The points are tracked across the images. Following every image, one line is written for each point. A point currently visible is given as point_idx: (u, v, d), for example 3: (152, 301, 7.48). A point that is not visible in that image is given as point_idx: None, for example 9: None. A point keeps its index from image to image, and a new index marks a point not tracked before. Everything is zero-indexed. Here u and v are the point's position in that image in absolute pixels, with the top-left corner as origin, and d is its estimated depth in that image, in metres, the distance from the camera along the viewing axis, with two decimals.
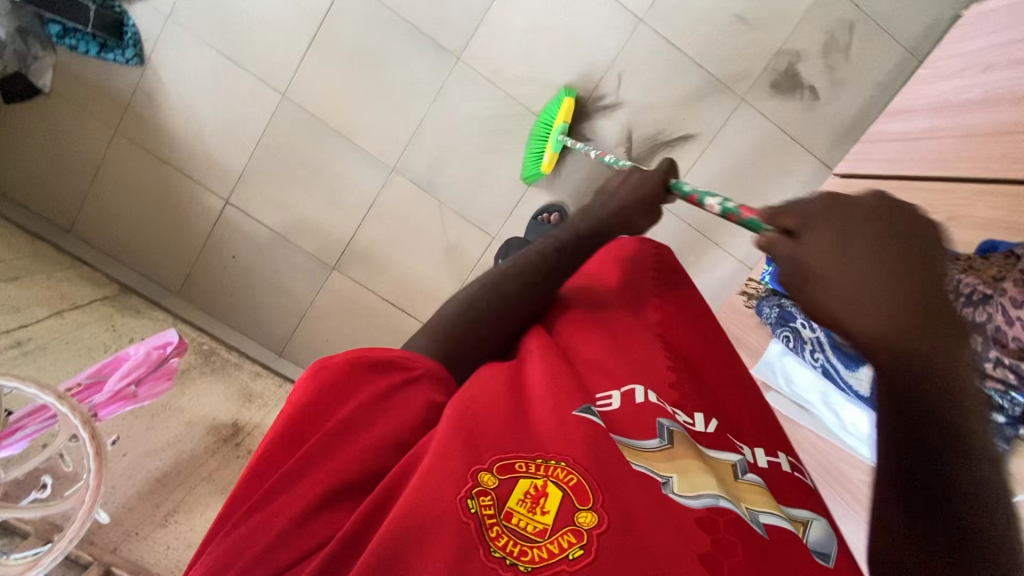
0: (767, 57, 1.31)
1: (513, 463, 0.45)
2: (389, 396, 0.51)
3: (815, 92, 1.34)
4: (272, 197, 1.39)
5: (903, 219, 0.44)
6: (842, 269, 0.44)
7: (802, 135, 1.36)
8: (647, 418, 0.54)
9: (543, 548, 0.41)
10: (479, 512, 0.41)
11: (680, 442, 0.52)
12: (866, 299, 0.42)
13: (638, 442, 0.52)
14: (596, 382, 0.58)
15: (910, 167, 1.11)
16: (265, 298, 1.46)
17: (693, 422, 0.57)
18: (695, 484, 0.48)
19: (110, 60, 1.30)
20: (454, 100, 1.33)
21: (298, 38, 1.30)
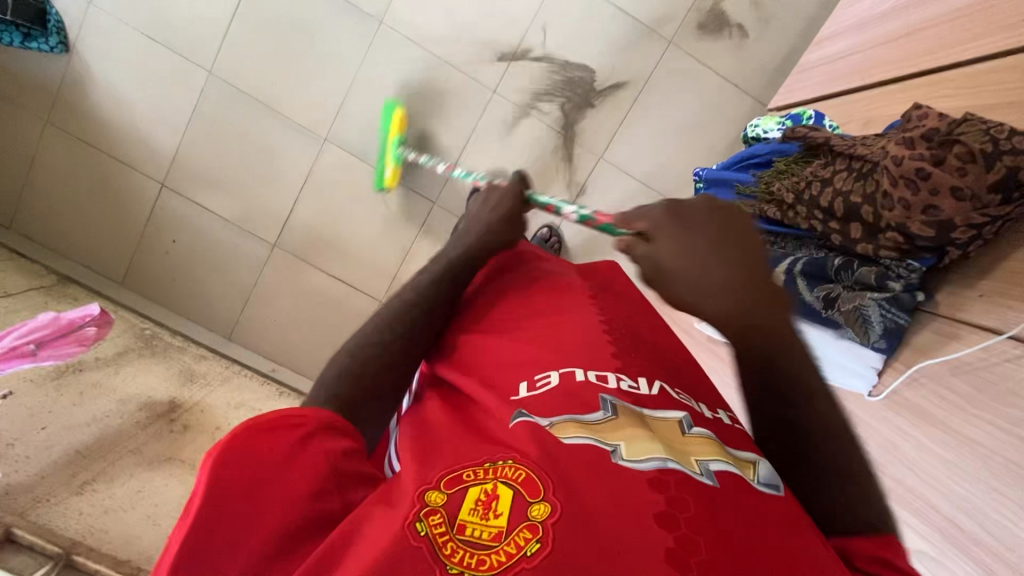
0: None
1: (460, 473, 0.37)
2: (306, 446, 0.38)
3: (742, 30, 1.32)
4: (207, 177, 1.38)
5: (728, 213, 0.48)
6: (698, 270, 0.45)
7: (734, 75, 1.34)
8: (586, 389, 0.46)
9: (500, 554, 0.33)
10: (430, 534, 0.33)
11: (625, 413, 0.44)
12: (711, 283, 0.44)
13: (581, 417, 0.43)
14: (527, 369, 0.49)
15: (835, 87, 1.10)
16: (210, 281, 1.45)
17: (638, 385, 0.48)
18: (641, 445, 0.40)
19: (34, 49, 1.29)
20: (381, 65, 1.33)
21: (220, 14, 1.30)
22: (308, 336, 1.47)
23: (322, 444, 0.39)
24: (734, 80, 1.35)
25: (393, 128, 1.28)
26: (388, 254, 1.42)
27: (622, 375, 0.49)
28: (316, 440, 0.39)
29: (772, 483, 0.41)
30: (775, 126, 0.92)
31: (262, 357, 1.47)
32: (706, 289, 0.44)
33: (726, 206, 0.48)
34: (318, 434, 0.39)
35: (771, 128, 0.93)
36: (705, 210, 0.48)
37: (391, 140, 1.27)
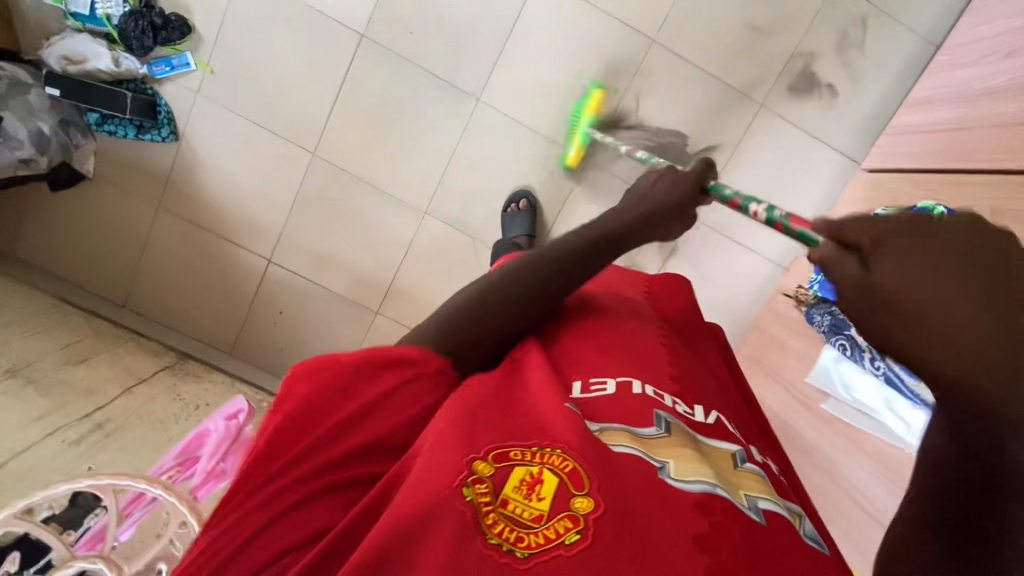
0: (782, 62, 1.32)
1: (508, 453, 0.46)
2: (403, 389, 0.51)
3: (832, 90, 1.34)
4: (310, 251, 1.43)
5: (988, 242, 0.42)
6: (943, 303, 0.40)
7: (824, 133, 1.36)
8: (642, 407, 0.54)
9: (540, 534, 0.41)
10: (475, 500, 0.42)
11: (677, 434, 0.52)
12: (950, 323, 0.39)
13: (635, 429, 0.52)
14: (591, 375, 0.59)
15: (942, 160, 1.12)
16: (313, 347, 1.51)
17: (692, 411, 0.56)
18: (690, 466, 0.48)
19: (146, 140, 1.36)
20: (479, 139, 1.36)
21: (322, 98, 1.34)
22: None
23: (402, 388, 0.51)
24: (825, 138, 1.37)
25: (590, 106, 1.32)
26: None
27: (679, 402, 0.57)
28: (413, 385, 0.52)
29: (816, 540, 0.48)
30: None
31: None
32: (928, 313, 0.41)
33: (991, 233, 0.42)
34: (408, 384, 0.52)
35: None
36: (959, 240, 0.42)
37: (585, 119, 1.31)
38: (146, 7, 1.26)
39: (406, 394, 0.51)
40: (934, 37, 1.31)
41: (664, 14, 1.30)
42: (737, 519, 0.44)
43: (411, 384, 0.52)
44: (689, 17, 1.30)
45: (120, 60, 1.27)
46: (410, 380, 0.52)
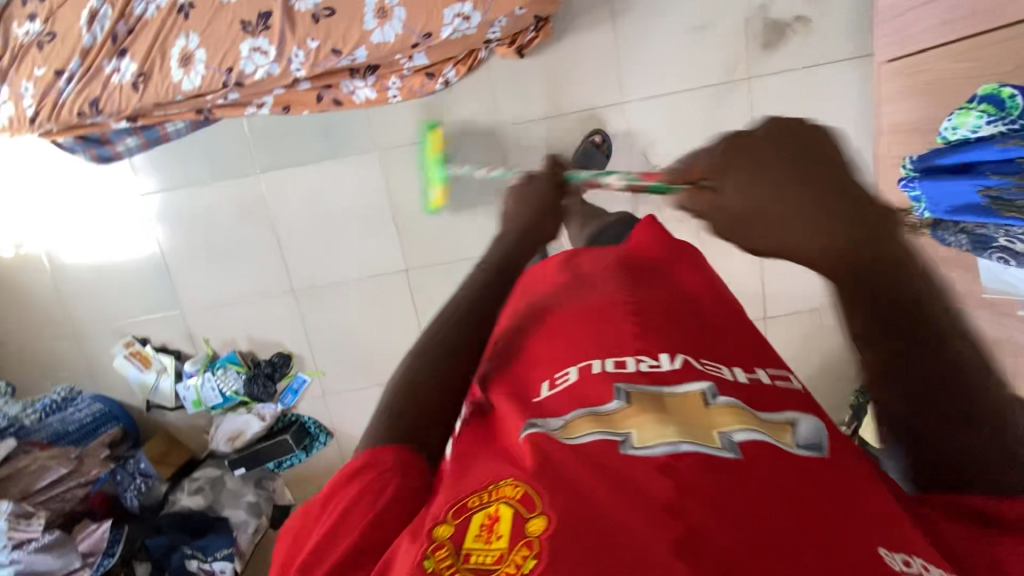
0: (740, 33, 1.31)
1: (465, 503, 0.42)
2: (374, 479, 0.48)
3: (802, 19, 1.31)
4: None
5: (790, 130, 0.54)
6: (746, 197, 0.53)
7: (822, 57, 1.33)
8: (601, 389, 0.50)
9: (506, 573, 0.36)
10: (436, 567, 0.38)
11: (639, 399, 0.48)
12: (792, 217, 0.50)
13: (597, 409, 0.48)
14: (549, 370, 0.55)
15: (978, 18, 1.04)
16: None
17: (658, 363, 0.51)
18: (657, 430, 0.44)
19: (315, 452, 1.56)
20: None
21: (409, 333, 1.49)
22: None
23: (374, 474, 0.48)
24: (826, 60, 1.33)
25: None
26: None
27: (644, 358, 0.52)
28: (382, 473, 0.48)
29: (812, 444, 0.45)
30: (978, 119, 0.92)
31: None
32: (793, 232, 0.50)
33: (795, 124, 0.54)
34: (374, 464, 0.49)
35: (976, 121, 0.93)
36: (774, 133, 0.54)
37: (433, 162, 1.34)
38: (252, 364, 1.48)
39: (365, 491, 0.47)
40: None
41: (617, 77, 1.34)
42: (727, 490, 0.39)
43: (368, 465, 0.49)
44: (639, 62, 1.33)
45: (262, 412, 1.49)
46: (370, 459, 0.49)
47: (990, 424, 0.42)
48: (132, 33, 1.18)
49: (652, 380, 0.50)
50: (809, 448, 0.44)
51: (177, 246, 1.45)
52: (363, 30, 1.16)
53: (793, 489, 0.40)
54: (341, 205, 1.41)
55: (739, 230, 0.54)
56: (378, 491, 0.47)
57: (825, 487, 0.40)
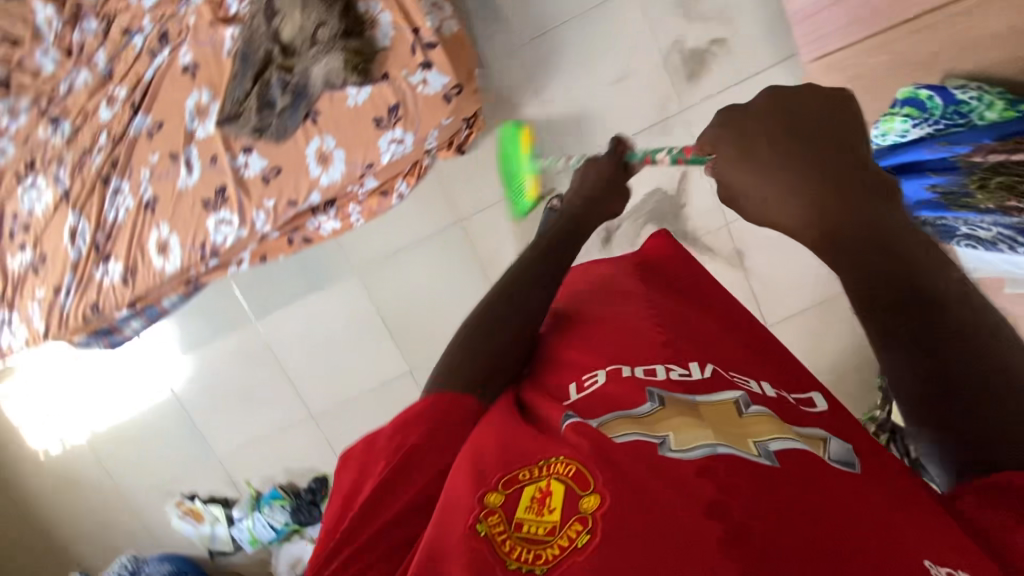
0: (663, 72, 1.34)
1: (517, 474, 0.43)
2: (438, 425, 0.51)
3: (718, 42, 1.32)
4: None
5: (787, 104, 0.58)
6: (753, 179, 0.57)
7: (749, 70, 1.34)
8: (629, 394, 0.49)
9: (554, 546, 0.38)
10: (489, 534, 0.39)
11: (674, 402, 0.47)
12: (778, 176, 0.55)
13: (631, 412, 0.47)
14: (573, 376, 0.55)
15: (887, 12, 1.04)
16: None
17: (688, 371, 0.51)
18: (692, 435, 0.43)
19: None
20: None
21: None
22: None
23: (450, 423, 0.52)
24: (753, 71, 1.34)
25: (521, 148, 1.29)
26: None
27: (675, 365, 0.52)
28: (457, 423, 0.52)
29: (846, 461, 0.43)
30: (905, 122, 0.93)
31: None
32: (761, 201, 0.56)
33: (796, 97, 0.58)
34: (447, 419, 0.52)
35: (903, 125, 0.93)
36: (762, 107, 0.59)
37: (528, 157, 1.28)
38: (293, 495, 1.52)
39: (439, 431, 0.51)
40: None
41: (557, 145, 1.38)
42: (773, 490, 0.38)
43: (431, 406, 0.53)
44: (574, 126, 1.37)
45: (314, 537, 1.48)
46: (440, 402, 0.53)
47: (993, 354, 0.43)
48: (111, 239, 1.30)
49: (682, 387, 0.49)
50: (843, 462, 0.43)
51: (201, 406, 1.55)
52: (310, 177, 1.24)
53: (834, 489, 0.39)
54: (336, 330, 1.48)
55: (738, 194, 0.59)
56: (444, 436, 0.51)
57: (867, 485, 0.41)
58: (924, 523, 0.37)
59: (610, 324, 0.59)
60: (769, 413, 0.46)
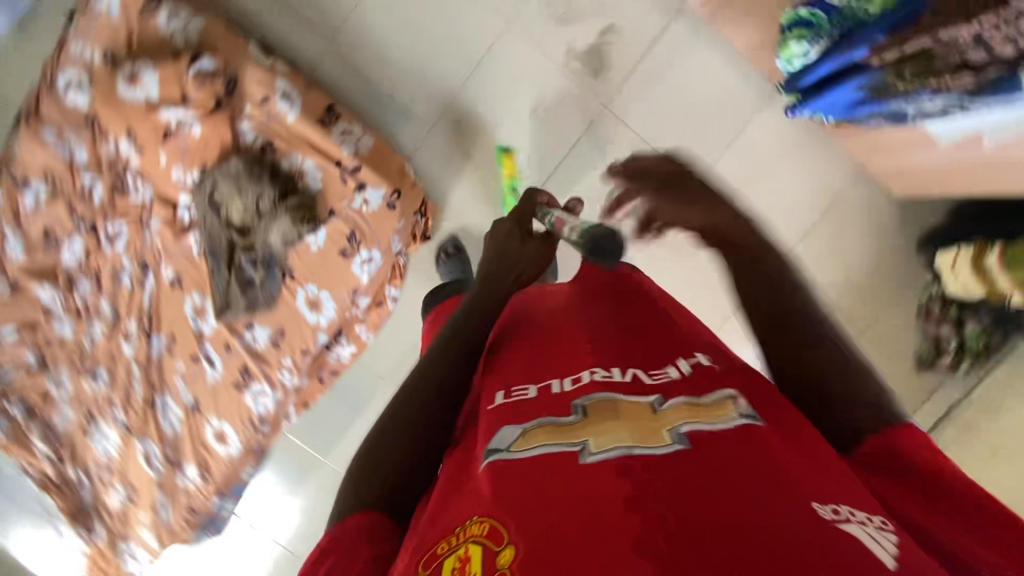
0: (566, 83, 1.35)
1: (436, 549, 0.44)
2: (341, 550, 0.50)
3: (603, 31, 1.32)
4: None
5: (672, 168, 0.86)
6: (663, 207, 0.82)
7: (644, 41, 1.32)
8: (555, 404, 0.55)
9: None
10: None
11: (593, 410, 0.52)
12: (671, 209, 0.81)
13: (555, 423, 0.52)
14: (509, 381, 0.61)
15: None
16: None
17: (611, 374, 0.57)
18: (611, 436, 0.49)
19: None
20: None
21: None
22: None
23: (351, 544, 0.51)
24: (649, 40, 1.32)
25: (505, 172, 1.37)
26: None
27: (598, 369, 0.58)
28: (360, 541, 0.51)
29: (752, 414, 0.51)
30: (802, 43, 0.93)
31: None
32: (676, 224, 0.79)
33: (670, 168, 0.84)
34: (347, 539, 0.52)
35: (800, 46, 0.93)
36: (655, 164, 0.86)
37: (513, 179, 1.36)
38: None
39: (341, 558, 0.50)
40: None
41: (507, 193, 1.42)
42: (674, 486, 0.43)
43: (342, 534, 0.53)
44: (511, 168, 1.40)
45: None
46: (353, 525, 0.54)
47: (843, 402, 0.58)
48: (177, 448, 1.44)
49: (596, 384, 0.56)
50: (749, 421, 0.50)
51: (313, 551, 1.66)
52: (310, 325, 1.36)
53: (726, 461, 0.45)
54: None
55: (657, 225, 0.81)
56: (346, 559, 0.50)
57: (756, 443, 0.47)
58: (806, 478, 0.45)
59: (546, 334, 0.67)
60: (688, 403, 0.53)
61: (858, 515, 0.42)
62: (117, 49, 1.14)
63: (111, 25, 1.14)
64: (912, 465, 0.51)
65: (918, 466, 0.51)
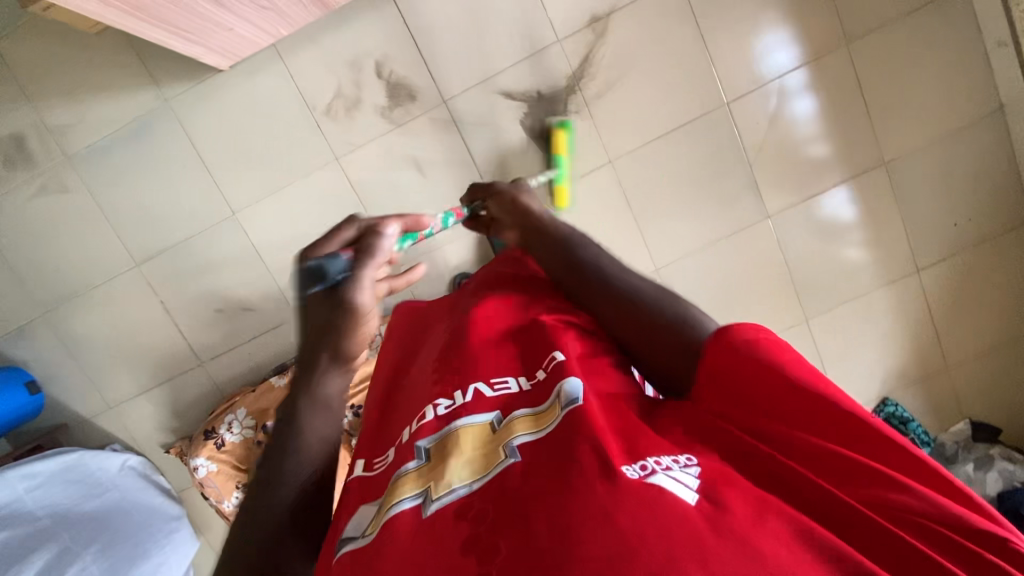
0: (407, 127, 1.34)
1: None
2: None
3: (380, 72, 1.31)
4: (880, 253, 1.42)
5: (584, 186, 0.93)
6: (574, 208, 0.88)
7: (405, 34, 1.29)
8: (405, 450, 0.61)
9: None
10: None
11: (434, 452, 0.58)
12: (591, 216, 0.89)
13: (404, 470, 0.58)
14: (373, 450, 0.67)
15: None
16: (965, 155, 1.35)
17: (453, 400, 0.63)
18: (455, 475, 0.55)
19: (909, 413, 1.49)
20: (678, 246, 1.40)
21: None
22: (937, 37, 1.30)
23: None
24: (406, 29, 1.29)
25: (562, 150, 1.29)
26: (801, 71, 1.32)
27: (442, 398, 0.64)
28: None
29: (572, 399, 0.56)
30: None
31: (990, 73, 1.31)
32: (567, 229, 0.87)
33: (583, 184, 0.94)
34: None
35: None
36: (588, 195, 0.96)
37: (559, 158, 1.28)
38: None
39: None
40: (260, 48, 1.30)
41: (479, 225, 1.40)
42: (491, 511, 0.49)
43: None
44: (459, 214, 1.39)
45: None
46: None
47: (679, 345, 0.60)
48: None
49: (448, 418, 0.62)
50: (571, 405, 0.56)
51: None
52: None
53: (533, 464, 0.52)
54: None
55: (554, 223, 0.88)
56: None
57: (574, 421, 0.54)
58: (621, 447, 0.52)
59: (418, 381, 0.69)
60: (527, 414, 0.59)
61: (666, 463, 0.50)
62: (242, 476, 1.40)
63: (221, 471, 1.39)
64: (745, 359, 0.52)
65: (763, 352, 0.52)
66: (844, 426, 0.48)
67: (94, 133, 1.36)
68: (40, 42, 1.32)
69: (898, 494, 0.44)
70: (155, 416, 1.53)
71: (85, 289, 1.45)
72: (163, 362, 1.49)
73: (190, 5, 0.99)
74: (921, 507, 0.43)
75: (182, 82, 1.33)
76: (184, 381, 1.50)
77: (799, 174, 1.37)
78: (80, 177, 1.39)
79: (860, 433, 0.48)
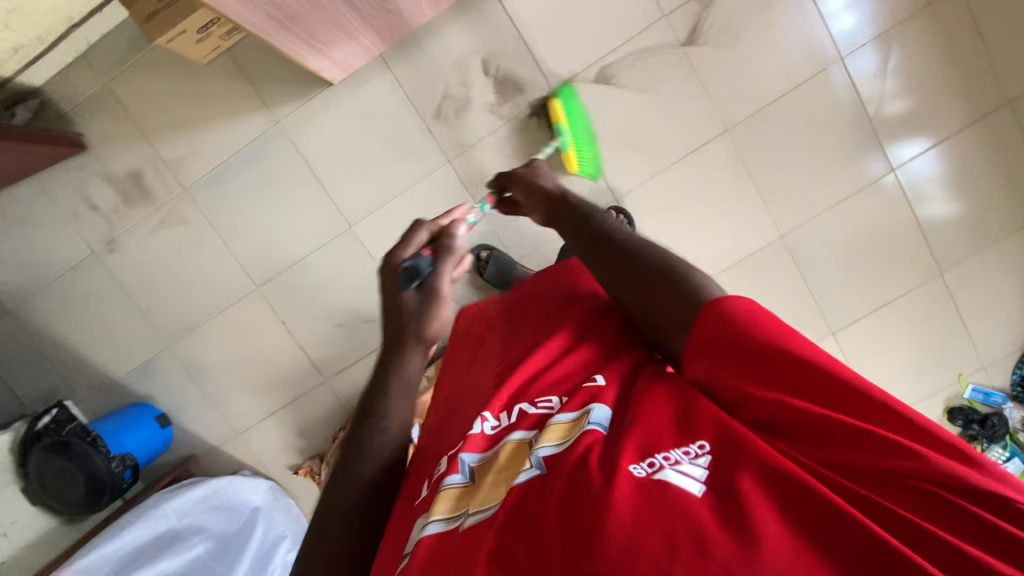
0: (516, 119, 1.34)
1: None
2: None
3: (485, 69, 1.31)
4: (1014, 193, 1.36)
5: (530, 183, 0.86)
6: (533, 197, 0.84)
7: (507, 26, 1.29)
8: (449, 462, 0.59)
9: None
10: None
11: (476, 466, 0.58)
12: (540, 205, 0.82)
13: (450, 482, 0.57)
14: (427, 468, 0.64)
15: None
16: None
17: (497, 422, 0.62)
18: (487, 497, 0.54)
19: None
20: (802, 208, 1.37)
21: (896, 308, 1.42)
22: None
23: None
24: (509, 23, 1.29)
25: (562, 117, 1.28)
26: (914, 16, 1.29)
27: (490, 418, 0.63)
28: None
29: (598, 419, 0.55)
30: None
31: None
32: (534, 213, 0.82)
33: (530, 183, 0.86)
34: None
35: None
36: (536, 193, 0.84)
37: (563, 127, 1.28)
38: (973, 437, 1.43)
39: None
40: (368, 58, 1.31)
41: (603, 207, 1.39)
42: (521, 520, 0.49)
43: None
44: None
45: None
46: None
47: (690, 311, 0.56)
48: None
49: (496, 439, 0.60)
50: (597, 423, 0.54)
51: None
52: None
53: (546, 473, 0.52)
54: None
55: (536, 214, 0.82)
56: None
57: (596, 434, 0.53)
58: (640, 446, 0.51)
59: (473, 398, 0.68)
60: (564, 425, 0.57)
61: (674, 457, 0.48)
62: None
63: None
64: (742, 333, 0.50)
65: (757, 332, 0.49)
66: (874, 409, 0.44)
67: (209, 162, 1.38)
68: (153, 78, 1.35)
69: (906, 463, 0.41)
70: (281, 439, 1.53)
71: (208, 318, 1.46)
72: (286, 382, 1.49)
73: (328, 10, 0.99)
74: (935, 475, 0.40)
75: (295, 101, 1.34)
76: (308, 399, 1.50)
77: (920, 122, 1.33)
78: (198, 206, 1.40)
79: (876, 411, 0.44)
